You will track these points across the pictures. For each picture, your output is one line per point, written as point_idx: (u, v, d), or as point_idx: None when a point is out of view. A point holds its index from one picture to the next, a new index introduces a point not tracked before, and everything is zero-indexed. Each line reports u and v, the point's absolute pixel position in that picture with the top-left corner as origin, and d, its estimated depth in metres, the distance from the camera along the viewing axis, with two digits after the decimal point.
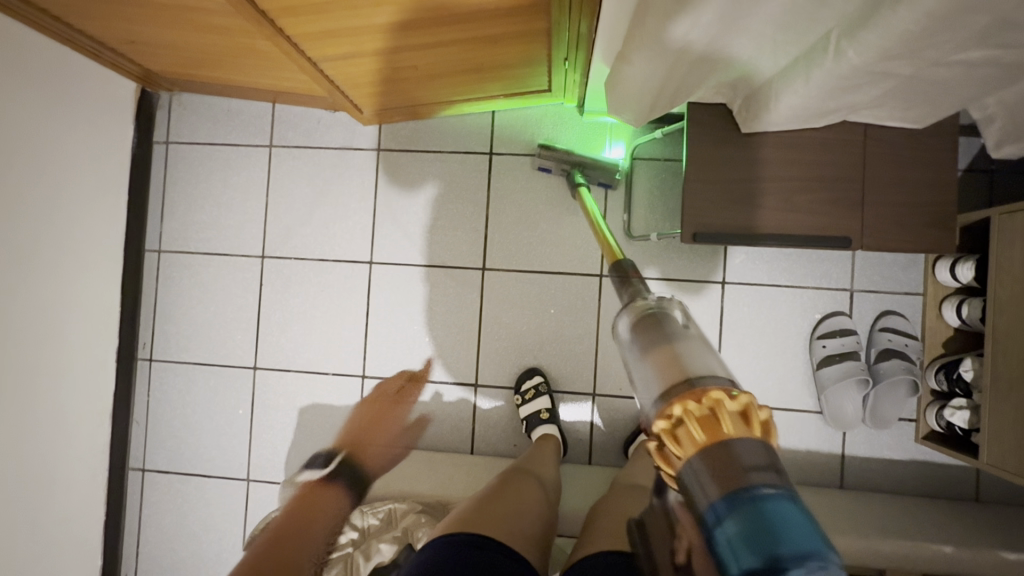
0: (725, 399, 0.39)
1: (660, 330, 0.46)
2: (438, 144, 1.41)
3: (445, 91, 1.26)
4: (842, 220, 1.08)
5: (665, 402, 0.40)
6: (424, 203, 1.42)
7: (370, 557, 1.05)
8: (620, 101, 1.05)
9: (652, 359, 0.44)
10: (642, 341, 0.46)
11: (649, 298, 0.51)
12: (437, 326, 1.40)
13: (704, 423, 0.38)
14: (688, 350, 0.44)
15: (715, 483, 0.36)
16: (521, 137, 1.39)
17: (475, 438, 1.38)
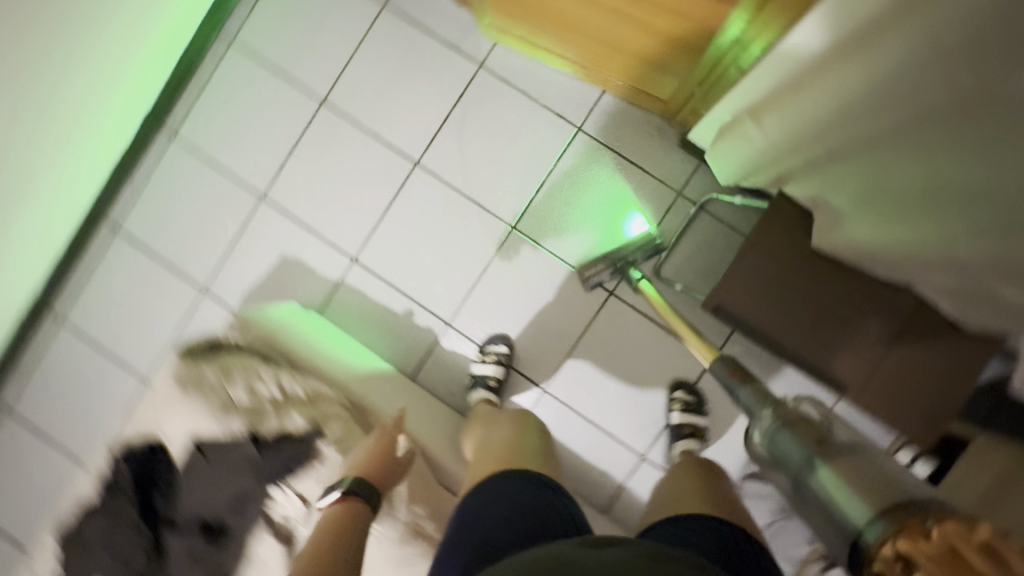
0: (933, 539, 0.52)
1: (805, 449, 0.74)
2: (537, 92, 1.37)
3: (575, 49, 1.21)
4: (845, 367, 1.06)
5: (899, 543, 0.55)
6: (496, 138, 1.38)
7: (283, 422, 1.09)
8: (733, 143, 1.05)
9: (840, 473, 0.67)
10: (794, 454, 0.75)
11: (767, 419, 0.82)
12: (444, 254, 1.39)
13: (963, 554, 0.50)
14: (880, 482, 0.65)
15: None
16: (615, 130, 1.35)
17: (421, 367, 1.40)
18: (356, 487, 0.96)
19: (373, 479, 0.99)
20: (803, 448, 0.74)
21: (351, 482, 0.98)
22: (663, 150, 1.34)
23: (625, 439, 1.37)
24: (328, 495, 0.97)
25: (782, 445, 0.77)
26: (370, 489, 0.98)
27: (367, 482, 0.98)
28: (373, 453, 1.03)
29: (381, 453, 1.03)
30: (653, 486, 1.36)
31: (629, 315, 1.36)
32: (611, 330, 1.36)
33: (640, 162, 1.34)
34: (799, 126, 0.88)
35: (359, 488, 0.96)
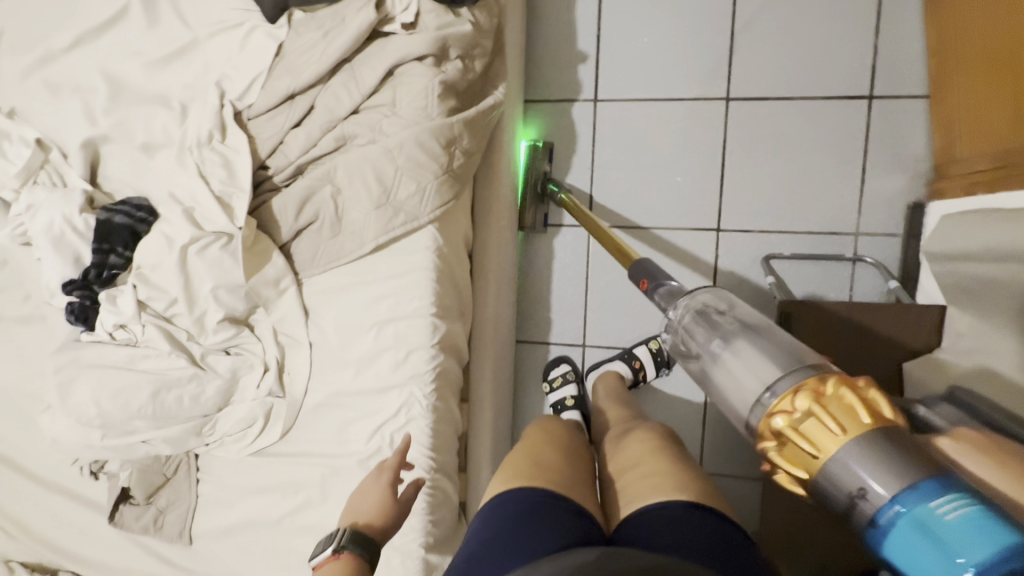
0: (824, 394, 0.40)
1: (710, 320, 0.52)
2: (886, 31, 1.17)
3: (975, 29, 1.01)
4: None
5: (765, 410, 0.42)
6: (811, 22, 1.19)
7: None
8: (998, 221, 0.85)
9: (749, 345, 0.46)
10: (704, 326, 0.51)
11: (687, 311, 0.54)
12: (658, 50, 1.25)
13: (843, 411, 0.39)
14: (787, 345, 0.45)
15: (869, 474, 0.37)
16: (889, 133, 1.18)
17: (539, 102, 1.31)
18: (350, 543, 0.69)
19: (375, 537, 0.72)
20: (717, 331, 0.50)
21: (344, 533, 0.70)
22: (894, 190, 1.19)
23: (589, 319, 1.34)
24: (320, 551, 0.69)
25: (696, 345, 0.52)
26: (374, 541, 0.71)
27: (361, 534, 0.70)
28: (377, 509, 0.76)
29: (385, 504, 0.76)
30: (564, 365, 1.34)
31: (706, 258, 1.27)
32: (681, 250, 1.28)
33: (868, 178, 1.20)
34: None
35: (342, 543, 0.69)
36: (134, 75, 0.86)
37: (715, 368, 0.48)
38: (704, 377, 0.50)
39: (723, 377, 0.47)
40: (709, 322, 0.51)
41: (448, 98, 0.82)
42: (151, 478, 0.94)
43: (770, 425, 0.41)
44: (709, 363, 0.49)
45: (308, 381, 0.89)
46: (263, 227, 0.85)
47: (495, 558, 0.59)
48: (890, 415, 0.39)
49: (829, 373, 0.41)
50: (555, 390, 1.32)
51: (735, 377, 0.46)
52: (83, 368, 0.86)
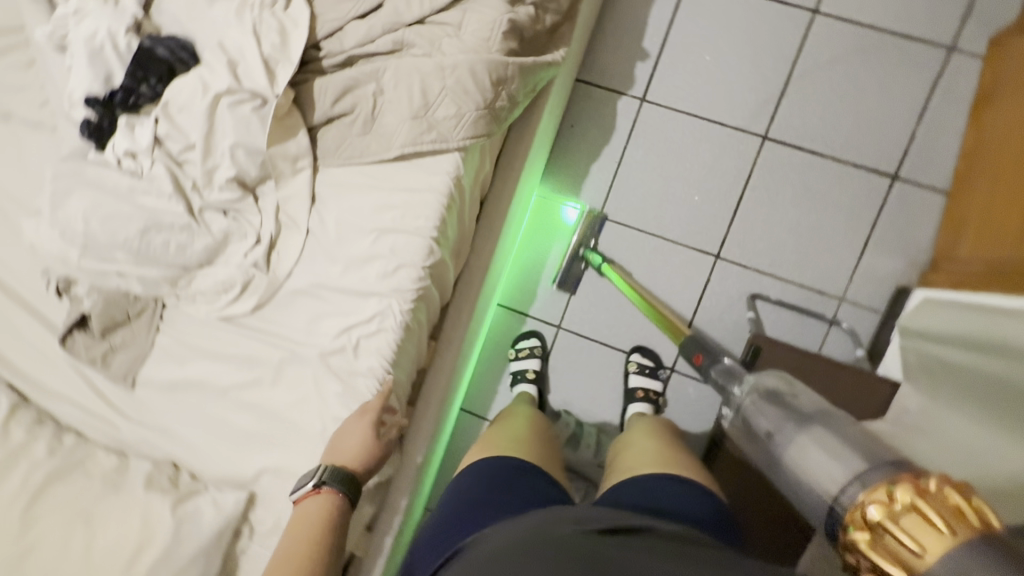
0: (923, 493, 0.48)
1: (786, 406, 0.70)
2: (928, 121, 1.21)
3: (1010, 139, 1.06)
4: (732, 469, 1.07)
5: (872, 503, 0.51)
6: (863, 90, 1.23)
7: None
8: (972, 312, 0.93)
9: (814, 433, 0.64)
10: (786, 416, 0.68)
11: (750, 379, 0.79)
12: (716, 71, 1.28)
13: (936, 509, 0.47)
14: (855, 438, 0.61)
15: (969, 574, 0.44)
16: (901, 216, 1.23)
17: (590, 85, 1.32)
18: (329, 479, 0.79)
19: (356, 475, 0.81)
20: (783, 417, 0.68)
21: (324, 471, 0.80)
22: (889, 270, 1.24)
23: (572, 304, 1.36)
24: (302, 486, 0.80)
25: (744, 408, 0.76)
26: (352, 478, 0.81)
27: (341, 471, 0.80)
28: (363, 452, 0.83)
29: (369, 441, 0.83)
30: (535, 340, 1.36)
31: (698, 281, 1.31)
32: (678, 265, 1.31)
33: (869, 251, 1.24)
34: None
35: (324, 476, 0.79)
36: None
37: (789, 449, 0.65)
38: (777, 455, 0.66)
39: (799, 464, 0.62)
40: (763, 391, 0.75)
41: (511, 38, 0.83)
42: (113, 314, 0.92)
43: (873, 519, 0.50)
44: (789, 451, 0.64)
45: (294, 265, 0.90)
46: (298, 105, 0.86)
47: (474, 510, 0.69)
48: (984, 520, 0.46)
49: (928, 476, 0.50)
50: (518, 359, 1.35)
51: (764, 426, 0.70)
52: (83, 184, 0.86)
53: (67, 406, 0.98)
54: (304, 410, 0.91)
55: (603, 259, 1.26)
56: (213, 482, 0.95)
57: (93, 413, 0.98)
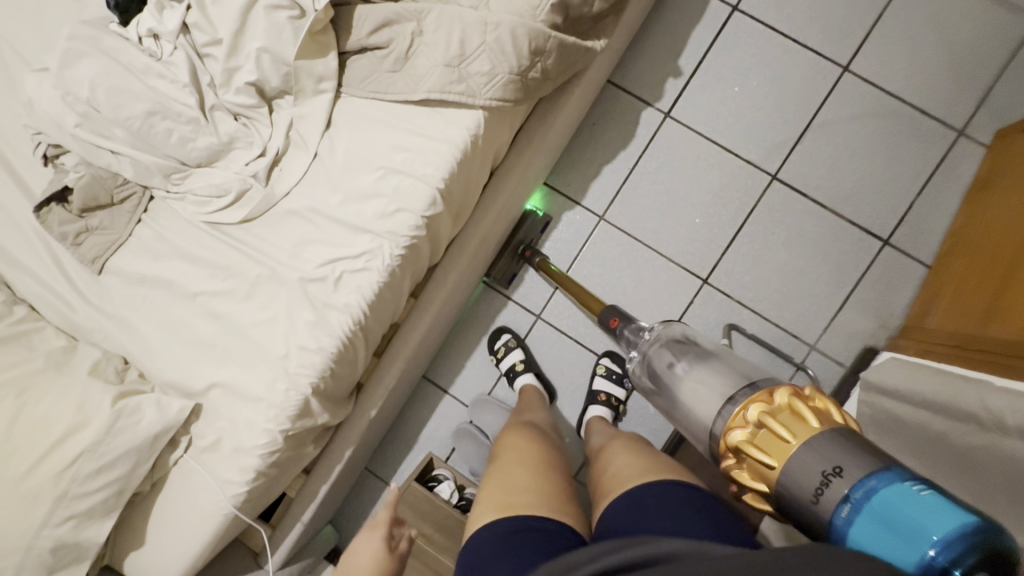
0: (787, 395, 0.54)
1: (686, 342, 0.84)
2: (926, 195, 1.26)
3: (998, 225, 1.10)
4: None
5: (751, 406, 0.56)
6: (873, 154, 1.27)
7: None
8: (927, 374, 0.96)
9: (704, 371, 0.73)
10: (685, 351, 0.81)
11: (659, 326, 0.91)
12: (741, 103, 1.31)
13: (800, 406, 0.52)
14: (746, 367, 0.73)
15: (836, 454, 0.47)
16: (884, 280, 1.27)
17: (619, 90, 1.34)
18: None
19: None
20: (678, 352, 0.81)
21: None
22: (861, 329, 1.28)
23: (555, 297, 1.37)
24: None
25: (643, 353, 0.88)
26: None
27: None
28: (370, 566, 0.80)
29: (382, 563, 0.81)
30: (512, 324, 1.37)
31: (681, 301, 1.33)
32: (665, 281, 1.33)
33: (846, 307, 1.28)
34: (986, 418, 0.79)
35: None
36: None
37: (686, 389, 0.73)
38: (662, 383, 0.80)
39: (681, 388, 0.74)
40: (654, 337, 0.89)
41: (558, 13, 0.84)
42: (96, 193, 0.90)
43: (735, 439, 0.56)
44: (670, 374, 0.79)
45: (294, 185, 0.89)
46: (335, 27, 0.85)
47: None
48: (843, 417, 0.51)
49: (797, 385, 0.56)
50: (501, 359, 1.34)
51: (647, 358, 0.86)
52: (98, 53, 0.83)
53: (23, 277, 0.94)
54: (270, 331, 0.89)
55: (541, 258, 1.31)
56: (160, 385, 0.92)
57: (49, 289, 0.94)
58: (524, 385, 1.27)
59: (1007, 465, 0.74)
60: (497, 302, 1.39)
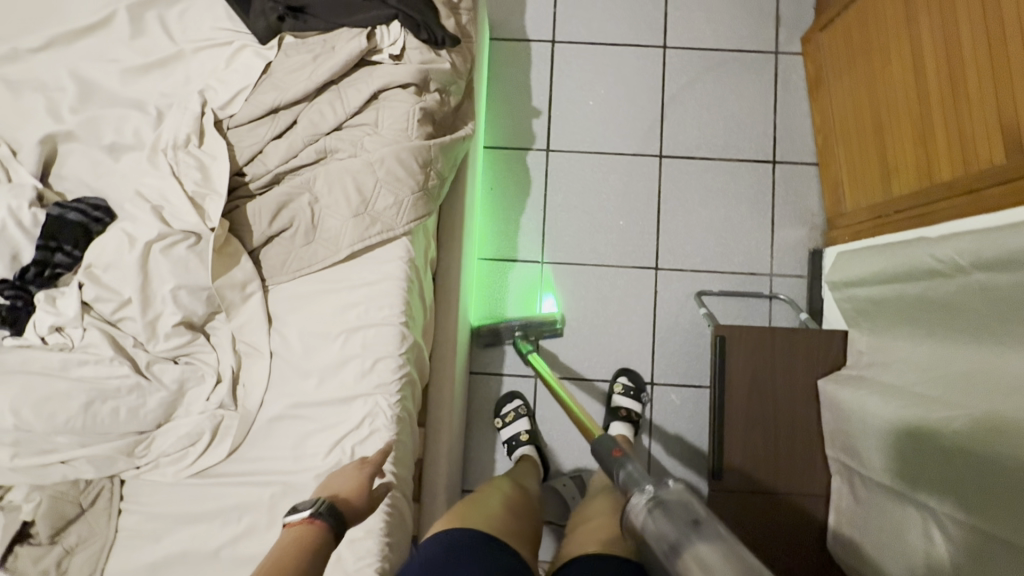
0: None
1: (708, 533, 0.54)
2: (781, 111, 1.43)
3: (851, 108, 1.27)
4: (741, 458, 1.14)
5: None
6: (724, 100, 1.43)
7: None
8: (875, 253, 1.07)
9: (706, 551, 0.52)
10: (699, 541, 0.53)
11: (678, 489, 0.62)
12: (602, 112, 1.43)
13: None
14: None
15: None
16: (790, 191, 1.41)
17: (498, 149, 1.42)
18: (326, 513, 0.64)
19: (347, 514, 0.67)
20: (687, 532, 0.55)
21: (320, 502, 0.65)
22: (797, 239, 1.40)
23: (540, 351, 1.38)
24: (294, 511, 0.64)
25: (645, 500, 0.64)
26: (346, 519, 0.67)
27: (339, 512, 0.66)
28: (354, 488, 0.72)
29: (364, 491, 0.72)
30: (517, 396, 1.36)
31: (647, 294, 1.39)
32: (626, 287, 1.39)
33: (776, 228, 1.40)
34: (939, 266, 0.90)
35: (323, 510, 0.65)
36: (106, 79, 0.86)
37: (681, 574, 0.52)
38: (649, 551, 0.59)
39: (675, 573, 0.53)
40: (659, 497, 0.63)
41: (426, 124, 0.89)
42: (62, 511, 0.79)
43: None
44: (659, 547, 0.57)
45: (264, 393, 0.86)
46: (234, 231, 0.85)
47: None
48: None
49: None
50: (506, 426, 1.33)
51: (651, 525, 0.60)
52: (5, 375, 0.77)
53: None
54: None
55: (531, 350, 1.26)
56: None
57: None
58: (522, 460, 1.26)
59: (980, 299, 0.83)
60: (492, 383, 1.38)
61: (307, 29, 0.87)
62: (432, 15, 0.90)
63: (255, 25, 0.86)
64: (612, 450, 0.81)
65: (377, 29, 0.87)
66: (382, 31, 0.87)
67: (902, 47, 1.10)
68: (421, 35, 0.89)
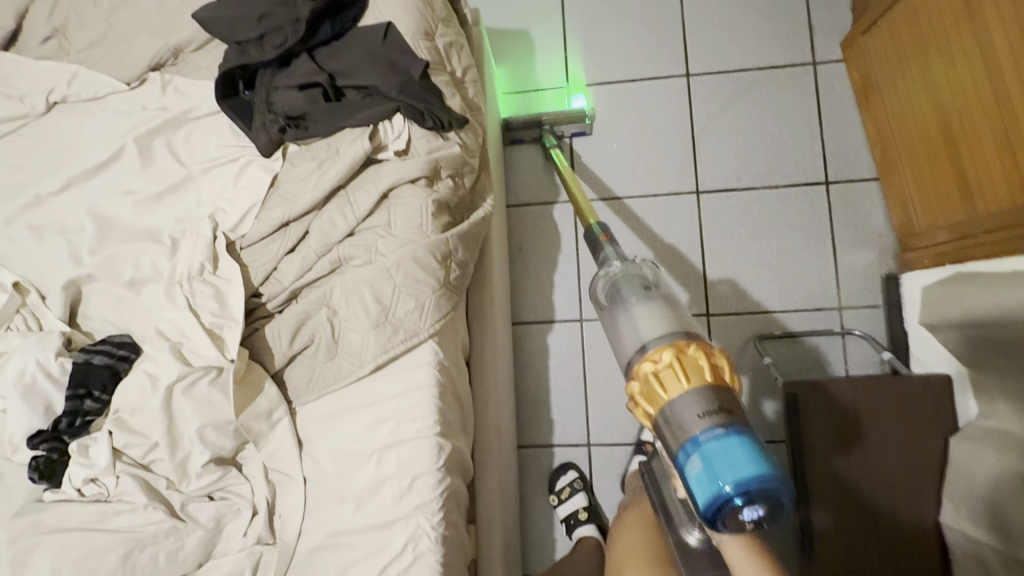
0: (690, 353, 0.61)
1: (645, 293, 0.70)
2: (827, 126, 1.29)
3: (910, 116, 1.13)
4: (837, 533, 0.98)
5: (663, 351, 0.62)
6: (761, 122, 1.31)
7: (438, 78, 0.88)
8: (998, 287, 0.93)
9: (647, 311, 0.67)
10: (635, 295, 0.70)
11: (633, 262, 0.75)
12: (628, 153, 1.34)
13: (698, 373, 0.59)
14: (676, 314, 0.67)
15: (683, 412, 0.58)
16: (850, 212, 1.27)
17: (522, 206, 1.36)
18: None
19: None
20: (632, 295, 0.70)
21: None
22: (866, 265, 1.25)
23: (591, 416, 1.29)
24: None
25: (608, 270, 0.76)
26: None
27: None
28: None
29: None
30: (573, 467, 1.26)
31: None
32: None
33: (840, 257, 1.26)
34: None
35: None
36: (124, 214, 0.86)
37: (622, 323, 0.69)
38: (603, 311, 0.74)
39: (615, 326, 0.71)
40: (623, 269, 0.74)
41: (441, 216, 0.84)
42: None
43: (642, 373, 0.62)
44: (609, 312, 0.73)
45: (303, 522, 0.80)
46: (255, 356, 0.81)
47: None
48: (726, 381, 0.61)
49: (694, 340, 0.63)
50: (563, 503, 1.23)
51: (608, 295, 0.74)
52: (44, 535, 0.74)
53: None
54: None
55: (556, 143, 1.24)
56: None
57: None
58: (584, 543, 1.15)
59: None
60: (541, 456, 1.29)
61: (309, 135, 0.82)
62: (437, 99, 0.85)
63: (257, 138, 0.83)
64: (602, 236, 0.82)
65: (379, 126, 0.82)
66: (385, 127, 0.82)
67: (962, 45, 0.98)
68: (426, 124, 0.83)
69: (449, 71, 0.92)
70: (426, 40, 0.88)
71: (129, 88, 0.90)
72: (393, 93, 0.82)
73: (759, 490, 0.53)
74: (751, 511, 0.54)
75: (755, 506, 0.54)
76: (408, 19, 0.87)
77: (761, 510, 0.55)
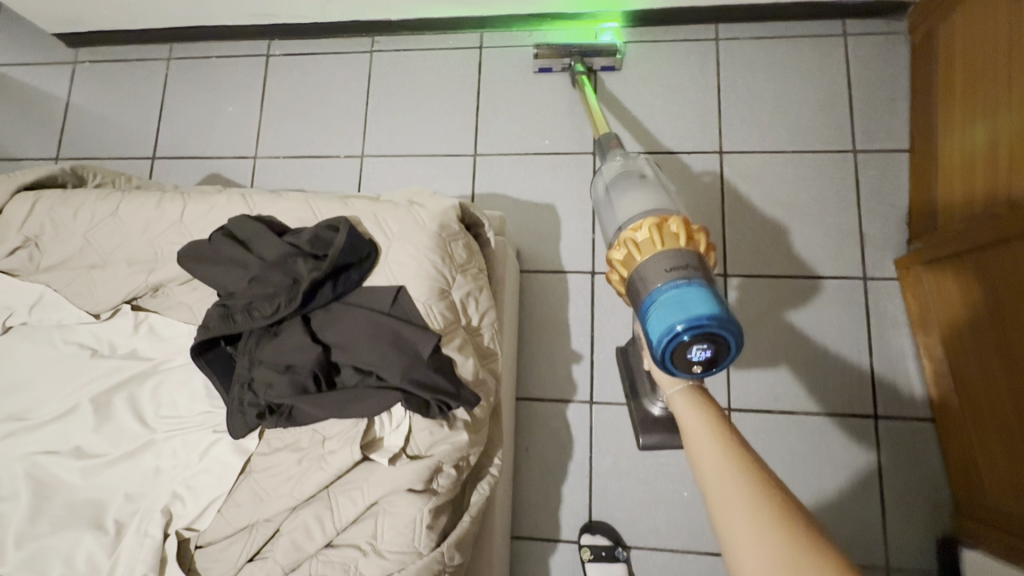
0: (666, 226, 0.64)
1: (638, 176, 0.76)
2: (878, 351, 1.15)
3: (975, 375, 0.98)
4: None
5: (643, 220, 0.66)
6: (804, 336, 1.16)
7: (450, 342, 0.75)
8: None
9: (635, 192, 0.73)
10: (626, 181, 0.76)
11: (632, 158, 0.81)
12: None
13: (670, 239, 0.63)
14: (661, 196, 0.72)
15: (650, 277, 0.62)
16: (905, 454, 1.10)
17: (534, 400, 1.23)
18: None
19: None
20: (621, 183, 0.76)
21: None
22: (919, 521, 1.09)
23: None
24: None
25: (604, 168, 0.82)
26: None
27: None
28: None
29: None
30: None
31: None
32: None
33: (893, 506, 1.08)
34: None
35: None
36: (68, 478, 0.74)
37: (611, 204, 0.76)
38: (600, 200, 0.81)
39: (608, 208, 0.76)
40: (623, 165, 0.80)
41: (437, 522, 0.69)
42: None
43: (623, 241, 0.66)
44: (606, 199, 0.78)
45: None
46: None
47: None
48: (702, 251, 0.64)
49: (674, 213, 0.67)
50: None
51: (604, 182, 0.80)
52: None
53: None
54: None
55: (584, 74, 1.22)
56: None
57: None
58: None
59: None
60: None
61: (291, 422, 0.70)
62: (445, 377, 0.71)
63: (232, 419, 0.71)
64: (611, 145, 0.88)
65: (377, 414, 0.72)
66: (382, 419, 0.71)
67: None
68: (432, 413, 0.70)
69: (464, 323, 0.79)
70: (440, 297, 0.76)
71: (98, 319, 0.80)
72: (393, 378, 0.69)
73: (711, 328, 0.57)
74: (698, 348, 0.58)
75: (702, 345, 0.58)
76: (419, 277, 0.75)
77: (710, 349, 0.59)
